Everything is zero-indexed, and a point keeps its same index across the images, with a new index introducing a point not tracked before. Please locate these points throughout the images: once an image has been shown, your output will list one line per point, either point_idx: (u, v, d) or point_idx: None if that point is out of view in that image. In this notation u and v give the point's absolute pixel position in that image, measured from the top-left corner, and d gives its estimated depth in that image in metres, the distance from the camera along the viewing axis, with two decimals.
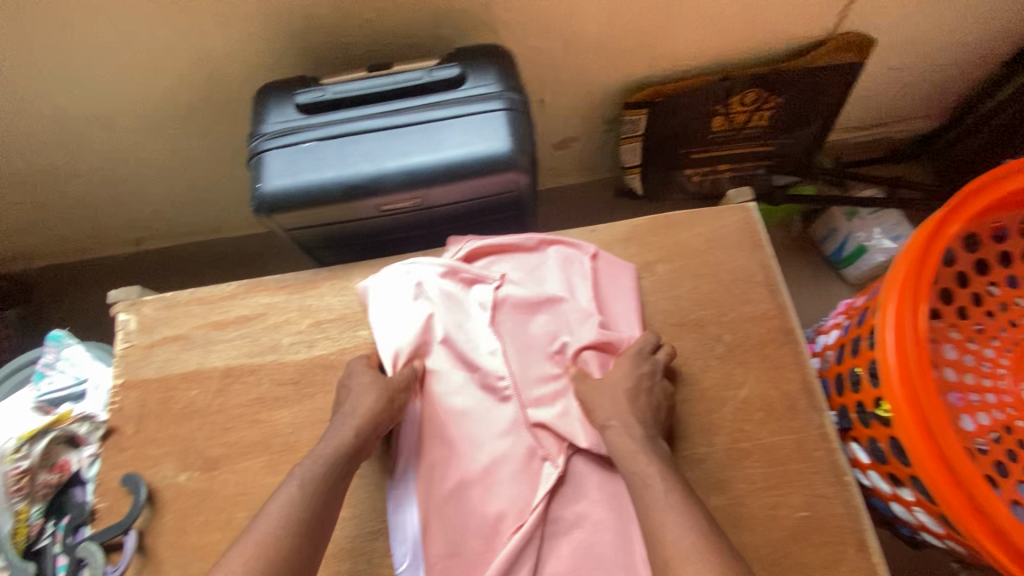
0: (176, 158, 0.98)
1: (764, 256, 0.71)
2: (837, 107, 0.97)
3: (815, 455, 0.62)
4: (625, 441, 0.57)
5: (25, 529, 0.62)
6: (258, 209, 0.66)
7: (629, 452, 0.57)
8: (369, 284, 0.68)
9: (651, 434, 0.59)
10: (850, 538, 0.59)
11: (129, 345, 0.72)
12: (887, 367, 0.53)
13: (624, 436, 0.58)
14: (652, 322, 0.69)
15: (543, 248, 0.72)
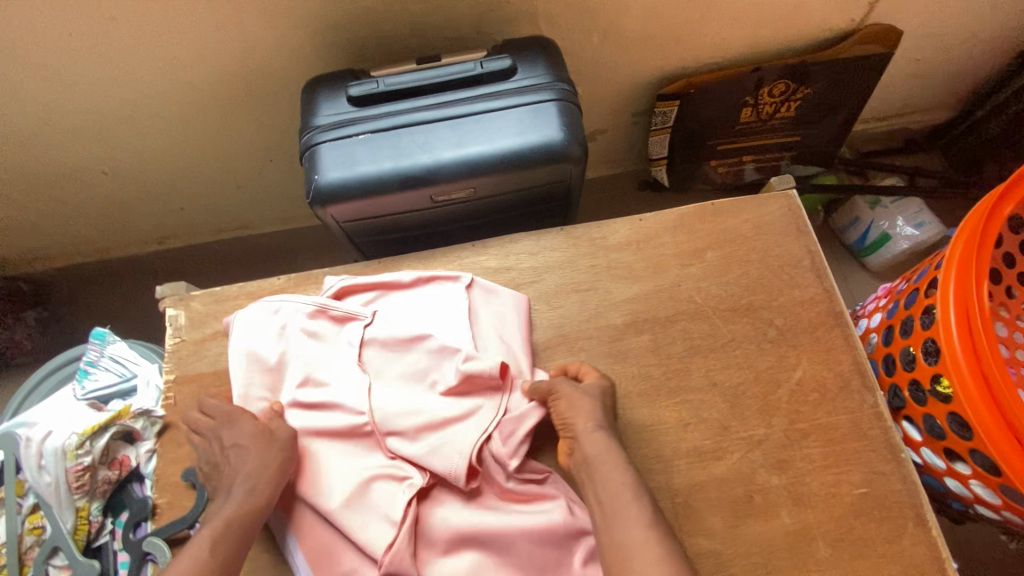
0: (207, 153, 0.97)
1: (810, 241, 0.73)
2: (862, 99, 0.99)
3: (871, 433, 0.64)
4: (601, 444, 0.59)
5: (85, 526, 0.64)
6: (314, 201, 0.66)
7: (604, 459, 0.58)
8: (233, 317, 0.70)
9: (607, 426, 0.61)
10: (910, 513, 0.61)
11: (180, 340, 0.72)
12: (952, 344, 0.55)
13: (591, 441, 0.59)
14: (705, 307, 0.70)
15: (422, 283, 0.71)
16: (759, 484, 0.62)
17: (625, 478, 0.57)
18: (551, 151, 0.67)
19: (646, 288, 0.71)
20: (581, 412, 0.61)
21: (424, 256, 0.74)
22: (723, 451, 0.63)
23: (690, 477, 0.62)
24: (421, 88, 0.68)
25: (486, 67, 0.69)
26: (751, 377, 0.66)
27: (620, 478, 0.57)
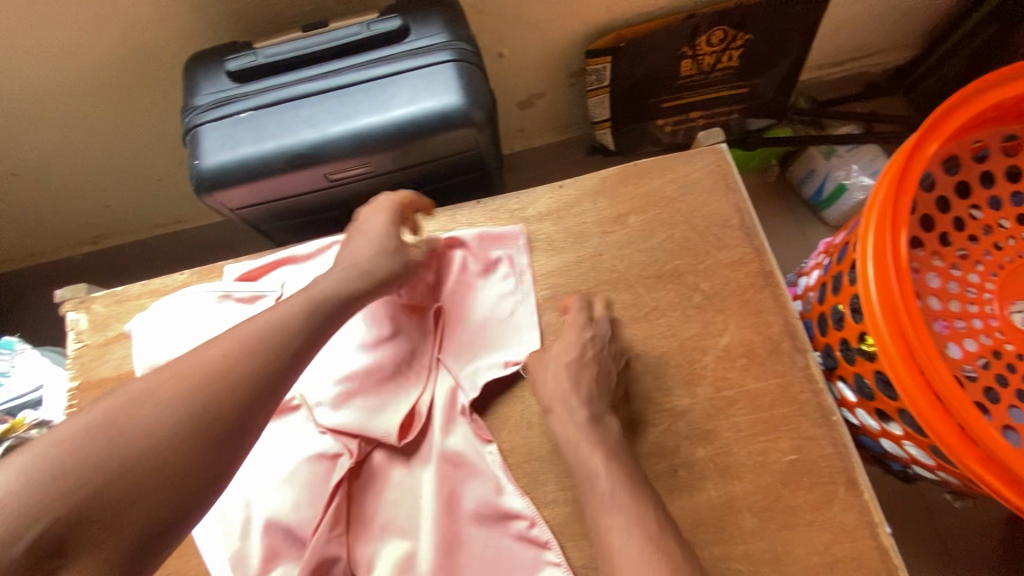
0: (117, 146, 0.92)
1: (739, 198, 0.68)
2: (808, 41, 0.93)
3: (802, 397, 0.61)
4: (571, 429, 0.56)
5: None
6: (198, 189, 0.61)
7: (573, 442, 0.55)
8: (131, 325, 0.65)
9: (597, 413, 0.57)
10: (841, 478, 0.58)
11: (82, 345, 0.69)
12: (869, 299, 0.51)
13: (564, 424, 0.56)
14: (627, 276, 0.66)
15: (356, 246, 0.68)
16: (684, 457, 0.59)
17: (593, 460, 0.53)
18: (449, 118, 0.62)
19: (567, 259, 0.67)
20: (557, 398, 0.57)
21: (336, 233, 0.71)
22: (646, 424, 0.60)
23: None
24: (306, 57, 0.63)
25: (373, 30, 0.63)
26: (675, 346, 0.63)
27: (592, 463, 0.53)
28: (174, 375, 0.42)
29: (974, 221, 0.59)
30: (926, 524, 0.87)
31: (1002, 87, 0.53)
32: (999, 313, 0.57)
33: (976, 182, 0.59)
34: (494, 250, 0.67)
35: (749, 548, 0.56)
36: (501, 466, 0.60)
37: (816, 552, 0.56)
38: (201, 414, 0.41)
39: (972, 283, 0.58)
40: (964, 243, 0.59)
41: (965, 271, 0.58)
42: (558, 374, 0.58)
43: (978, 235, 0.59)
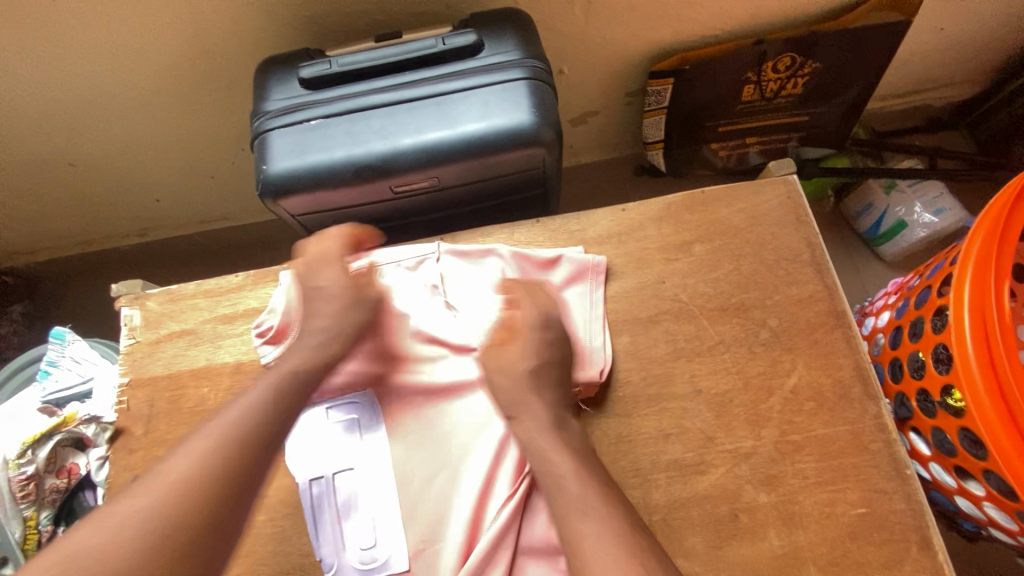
0: (175, 143, 0.93)
1: (810, 233, 0.66)
2: (877, 73, 0.90)
3: (873, 446, 0.57)
4: (545, 440, 0.55)
5: (34, 535, 0.62)
6: (264, 193, 0.61)
7: (546, 451, 0.55)
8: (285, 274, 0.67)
9: (557, 411, 0.58)
10: (913, 536, 0.55)
11: (135, 341, 0.68)
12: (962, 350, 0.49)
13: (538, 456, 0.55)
14: (691, 306, 0.63)
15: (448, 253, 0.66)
16: (746, 502, 0.56)
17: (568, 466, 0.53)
18: (519, 136, 0.61)
19: (628, 286, 0.65)
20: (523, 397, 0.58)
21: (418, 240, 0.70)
22: (706, 465, 0.58)
23: (671, 493, 0.57)
24: (379, 68, 0.63)
25: (448, 44, 0.62)
26: (739, 384, 0.60)
27: (561, 469, 0.53)
28: (201, 438, 0.50)
29: None
30: None
31: None
32: None
33: None
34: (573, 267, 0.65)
35: None
36: None
37: None
38: (224, 464, 0.48)
39: None
40: None
41: None
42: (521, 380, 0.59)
43: None
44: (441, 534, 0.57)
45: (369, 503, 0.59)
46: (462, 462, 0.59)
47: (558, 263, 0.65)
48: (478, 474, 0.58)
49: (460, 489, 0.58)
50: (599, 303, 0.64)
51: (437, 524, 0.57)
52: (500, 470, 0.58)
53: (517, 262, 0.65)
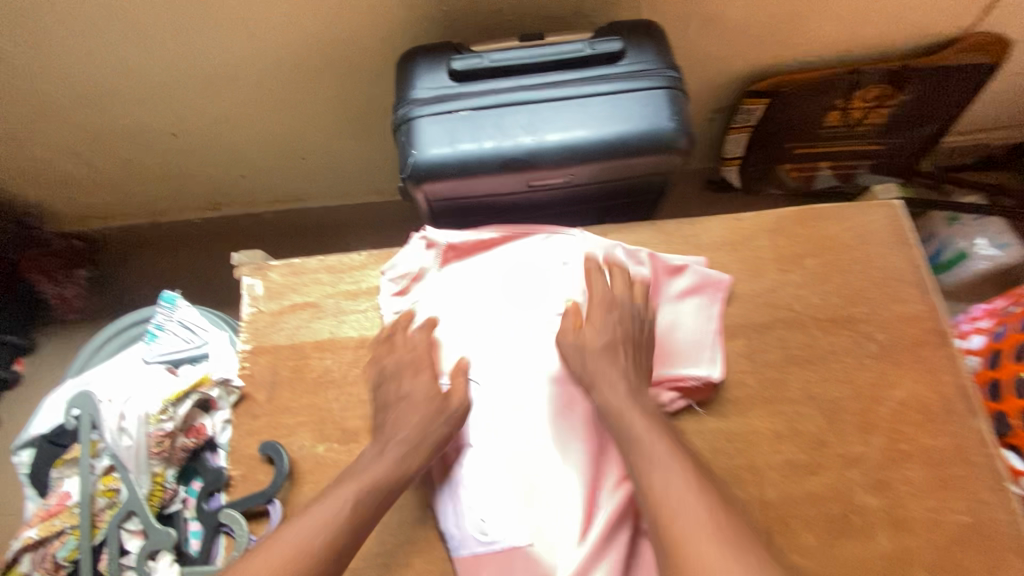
0: (277, 122, 0.95)
1: (914, 254, 0.69)
2: (957, 111, 0.95)
3: (975, 459, 0.61)
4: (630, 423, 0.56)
5: (160, 492, 0.61)
6: (410, 177, 0.63)
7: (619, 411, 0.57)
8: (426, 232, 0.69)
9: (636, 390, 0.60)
10: (1012, 545, 0.58)
11: (257, 310, 0.70)
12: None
13: None
14: (803, 316, 0.67)
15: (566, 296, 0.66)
16: (857, 504, 0.59)
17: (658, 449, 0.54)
18: (657, 141, 0.64)
19: (742, 292, 0.68)
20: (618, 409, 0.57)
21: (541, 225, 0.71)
22: (819, 466, 0.61)
23: (786, 491, 0.60)
24: (526, 66, 0.66)
25: (595, 49, 0.66)
26: (850, 392, 0.64)
27: None
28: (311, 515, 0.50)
29: None
30: None
31: None
32: None
33: None
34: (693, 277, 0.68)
35: None
36: None
37: None
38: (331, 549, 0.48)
39: None
40: None
41: None
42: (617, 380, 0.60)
43: None
44: (556, 511, 0.59)
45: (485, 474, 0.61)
46: (571, 444, 0.61)
47: (683, 271, 0.68)
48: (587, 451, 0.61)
49: (568, 469, 0.60)
50: (716, 317, 0.66)
51: (548, 500, 0.59)
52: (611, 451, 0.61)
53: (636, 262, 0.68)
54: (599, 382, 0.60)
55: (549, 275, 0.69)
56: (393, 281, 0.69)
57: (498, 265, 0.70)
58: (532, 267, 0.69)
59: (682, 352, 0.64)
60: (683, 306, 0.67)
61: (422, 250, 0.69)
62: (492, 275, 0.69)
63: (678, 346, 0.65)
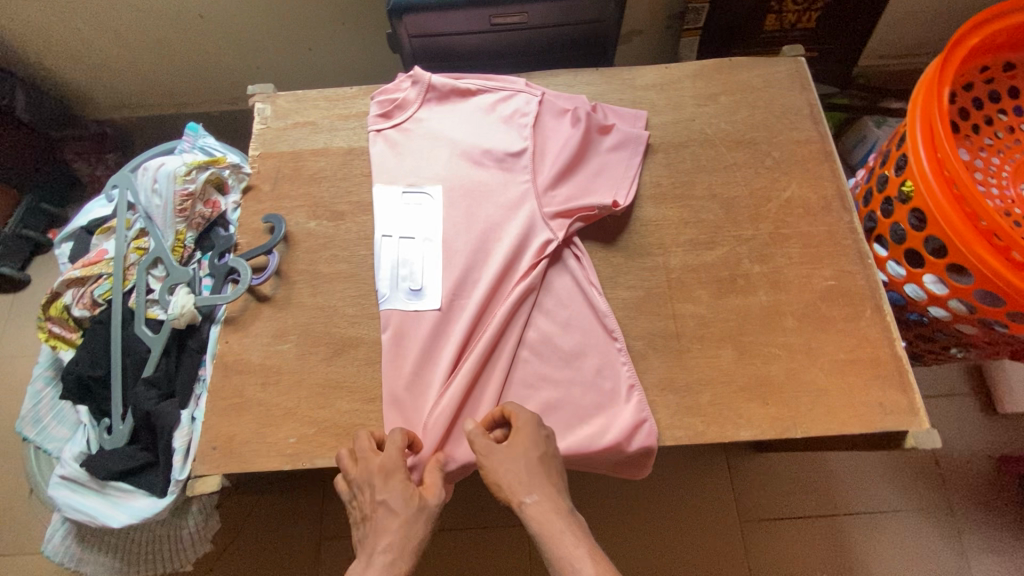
0: (291, 10, 1.11)
1: (811, 96, 0.83)
2: (874, 18, 1.10)
3: (844, 242, 0.74)
4: (549, 516, 0.57)
5: (181, 249, 0.76)
6: (393, 10, 0.79)
7: (555, 534, 0.56)
8: (415, 70, 0.83)
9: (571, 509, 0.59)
10: (868, 303, 0.71)
11: (265, 127, 0.85)
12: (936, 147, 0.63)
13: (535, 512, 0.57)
14: (714, 138, 0.81)
15: (514, 137, 0.79)
16: (742, 270, 0.73)
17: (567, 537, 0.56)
18: None
19: (665, 120, 0.82)
20: (515, 483, 0.58)
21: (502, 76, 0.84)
22: (714, 243, 0.75)
23: (686, 261, 0.74)
24: None
25: None
26: (746, 193, 0.77)
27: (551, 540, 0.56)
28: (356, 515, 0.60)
29: (1001, 121, 0.73)
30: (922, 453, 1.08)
31: None
32: (1012, 189, 0.70)
33: (1006, 92, 0.74)
34: (621, 130, 0.80)
35: (787, 340, 0.69)
36: (576, 287, 0.73)
37: (843, 350, 0.68)
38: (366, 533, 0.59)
39: (992, 165, 0.72)
40: (989, 136, 0.73)
41: (988, 156, 0.72)
42: (530, 470, 0.59)
43: (1002, 132, 0.73)
44: (477, 296, 0.72)
45: (426, 260, 0.74)
46: (495, 243, 0.74)
47: (612, 130, 0.80)
48: (505, 254, 0.73)
49: (491, 261, 0.73)
50: (634, 167, 0.78)
51: (472, 287, 0.73)
52: (524, 253, 0.73)
53: (575, 116, 0.79)
54: (521, 491, 0.58)
55: (497, 115, 0.81)
56: (379, 103, 0.83)
57: (465, 103, 0.82)
58: (485, 107, 0.81)
59: (597, 191, 0.77)
60: (610, 159, 0.79)
61: (407, 80, 0.83)
62: (449, 114, 0.82)
63: (595, 186, 0.77)
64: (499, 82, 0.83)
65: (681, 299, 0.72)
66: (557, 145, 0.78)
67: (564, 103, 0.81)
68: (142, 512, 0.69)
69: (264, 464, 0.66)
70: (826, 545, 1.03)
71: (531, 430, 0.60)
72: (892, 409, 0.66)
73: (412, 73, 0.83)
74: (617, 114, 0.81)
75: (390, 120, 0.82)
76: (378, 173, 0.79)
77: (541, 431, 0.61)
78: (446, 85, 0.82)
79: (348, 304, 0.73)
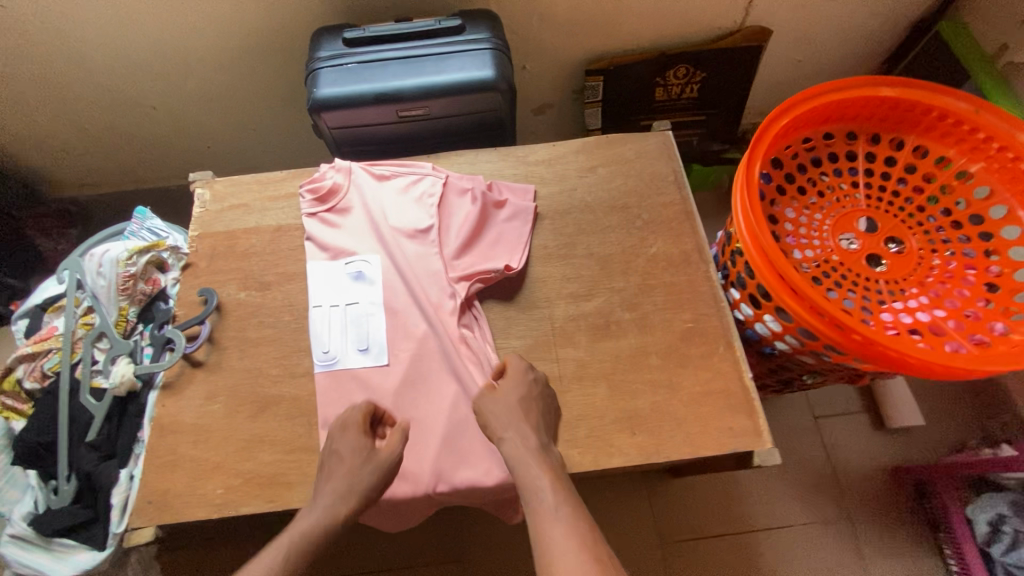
0: (237, 98, 1.26)
1: (676, 164, 0.98)
2: (747, 87, 1.27)
3: (702, 288, 0.87)
4: (519, 446, 0.71)
5: (125, 322, 0.86)
6: (313, 108, 0.92)
7: (522, 461, 0.70)
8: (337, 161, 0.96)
9: (544, 441, 0.73)
10: (721, 340, 0.83)
11: (204, 209, 0.96)
12: (749, 214, 0.77)
13: (517, 447, 0.71)
14: (593, 204, 0.95)
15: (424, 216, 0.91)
16: (615, 317, 0.85)
17: (540, 478, 0.69)
18: (484, 82, 0.92)
19: (552, 190, 0.96)
20: (500, 420, 0.73)
21: (414, 160, 0.98)
22: (592, 294, 0.87)
23: (567, 312, 0.86)
24: (395, 37, 0.95)
25: (443, 24, 0.95)
26: (619, 250, 0.90)
27: (539, 482, 0.68)
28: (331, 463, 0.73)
29: (823, 182, 0.87)
30: (825, 473, 1.18)
31: (831, 93, 0.83)
32: (831, 238, 0.83)
33: (826, 158, 0.88)
34: (514, 204, 0.93)
35: (652, 377, 0.80)
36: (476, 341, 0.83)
37: (699, 382, 0.80)
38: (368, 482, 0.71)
39: (816, 220, 0.84)
40: (814, 195, 0.86)
41: (812, 212, 0.85)
42: (513, 411, 0.74)
43: (824, 191, 0.86)
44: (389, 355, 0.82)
45: (344, 325, 0.84)
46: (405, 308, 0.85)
47: (505, 204, 0.93)
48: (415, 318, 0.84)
49: (403, 325, 0.84)
50: (526, 235, 0.91)
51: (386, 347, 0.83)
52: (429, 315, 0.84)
53: (474, 195, 0.92)
54: (500, 426, 0.73)
55: (411, 198, 0.93)
56: (308, 188, 0.94)
57: (382, 185, 0.95)
58: (398, 190, 0.94)
59: (494, 257, 0.89)
60: (505, 228, 0.92)
61: (327, 168, 0.95)
62: (364, 195, 0.93)
63: (493, 254, 0.89)
64: (410, 167, 0.96)
65: (563, 345, 0.83)
66: (461, 222, 0.91)
67: (465, 183, 0.95)
68: (83, 565, 0.78)
69: (193, 513, 0.74)
70: (738, 562, 1.12)
71: (517, 373, 0.77)
72: (740, 431, 0.77)
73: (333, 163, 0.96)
74: (510, 189, 0.95)
75: (318, 203, 0.93)
76: (308, 252, 0.91)
77: (527, 375, 0.77)
78: (368, 173, 0.95)
79: (272, 365, 0.83)
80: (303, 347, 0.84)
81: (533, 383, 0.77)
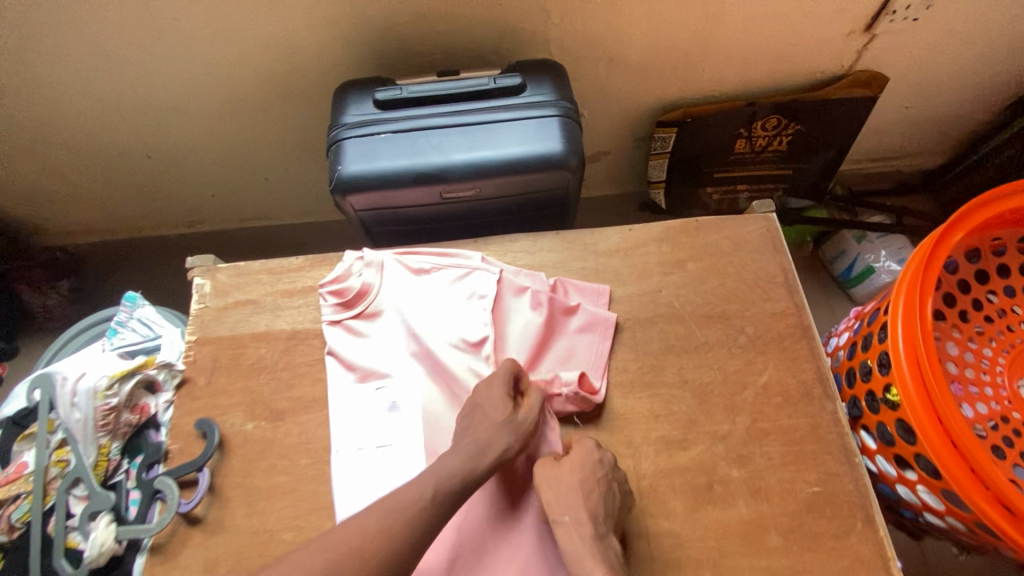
0: (246, 145, 1.08)
1: (785, 260, 0.79)
2: (848, 140, 1.07)
3: (829, 437, 0.68)
4: (577, 546, 0.58)
5: (105, 462, 0.70)
6: (336, 189, 0.74)
7: (576, 558, 0.57)
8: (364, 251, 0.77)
9: (603, 533, 0.59)
10: (859, 514, 0.64)
11: (204, 306, 0.79)
12: (914, 357, 0.60)
13: (572, 539, 0.58)
14: (683, 312, 0.76)
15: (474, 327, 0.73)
16: (720, 475, 0.66)
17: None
18: (551, 159, 0.74)
19: (631, 291, 0.77)
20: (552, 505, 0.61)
21: (458, 246, 0.80)
22: (688, 441, 0.68)
23: (657, 464, 0.68)
24: (439, 98, 0.77)
25: (498, 83, 0.77)
26: (719, 378, 0.72)
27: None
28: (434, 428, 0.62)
29: (992, 304, 0.68)
30: None
31: (1015, 196, 0.63)
32: (1009, 384, 0.65)
33: (994, 272, 0.69)
34: (588, 309, 0.75)
35: (771, 564, 0.62)
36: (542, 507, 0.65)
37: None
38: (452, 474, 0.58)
39: (985, 356, 0.67)
40: (981, 322, 0.68)
41: (980, 346, 0.67)
42: (569, 497, 0.60)
43: (994, 316, 0.68)
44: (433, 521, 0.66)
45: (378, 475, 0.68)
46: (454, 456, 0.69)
47: (576, 310, 0.74)
48: None
49: None
50: (604, 354, 0.73)
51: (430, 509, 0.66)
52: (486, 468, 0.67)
53: (538, 299, 0.74)
54: (555, 507, 0.61)
55: (457, 302, 0.75)
56: (330, 287, 0.76)
57: (420, 283, 0.76)
58: (439, 292, 0.75)
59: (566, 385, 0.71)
60: (577, 343, 0.73)
61: (352, 259, 0.77)
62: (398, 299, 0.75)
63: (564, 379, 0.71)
64: (457, 255, 0.78)
65: (653, 513, 0.65)
66: (524, 335, 0.72)
67: (523, 280, 0.76)
68: None
69: None
70: None
71: (582, 455, 0.63)
72: None
73: (360, 254, 0.77)
74: (579, 290, 0.76)
75: (344, 307, 0.76)
76: (331, 373, 0.73)
77: (592, 457, 0.63)
78: (404, 268, 0.77)
79: (285, 528, 0.66)
80: (323, 504, 0.67)
81: (600, 467, 0.62)
